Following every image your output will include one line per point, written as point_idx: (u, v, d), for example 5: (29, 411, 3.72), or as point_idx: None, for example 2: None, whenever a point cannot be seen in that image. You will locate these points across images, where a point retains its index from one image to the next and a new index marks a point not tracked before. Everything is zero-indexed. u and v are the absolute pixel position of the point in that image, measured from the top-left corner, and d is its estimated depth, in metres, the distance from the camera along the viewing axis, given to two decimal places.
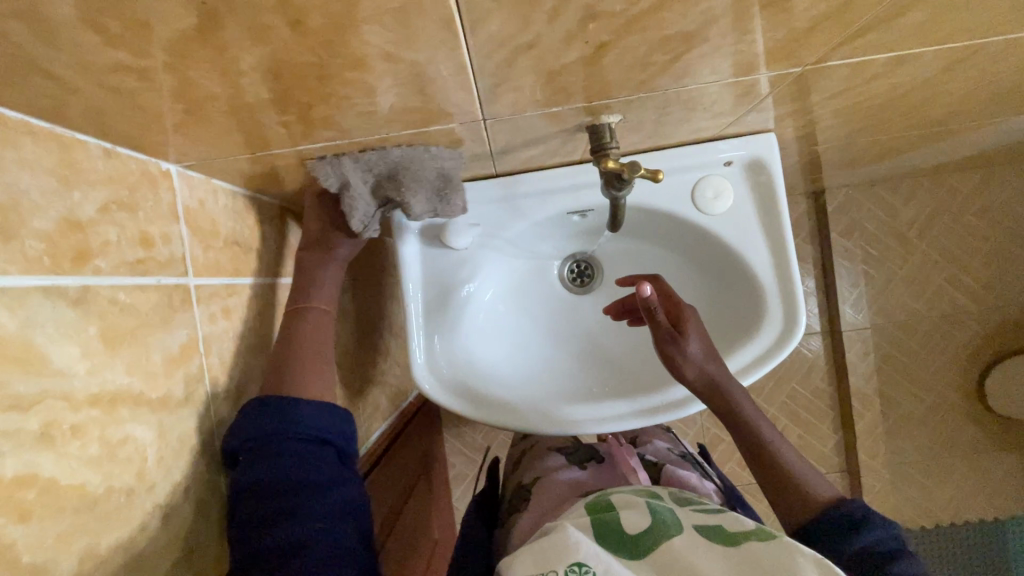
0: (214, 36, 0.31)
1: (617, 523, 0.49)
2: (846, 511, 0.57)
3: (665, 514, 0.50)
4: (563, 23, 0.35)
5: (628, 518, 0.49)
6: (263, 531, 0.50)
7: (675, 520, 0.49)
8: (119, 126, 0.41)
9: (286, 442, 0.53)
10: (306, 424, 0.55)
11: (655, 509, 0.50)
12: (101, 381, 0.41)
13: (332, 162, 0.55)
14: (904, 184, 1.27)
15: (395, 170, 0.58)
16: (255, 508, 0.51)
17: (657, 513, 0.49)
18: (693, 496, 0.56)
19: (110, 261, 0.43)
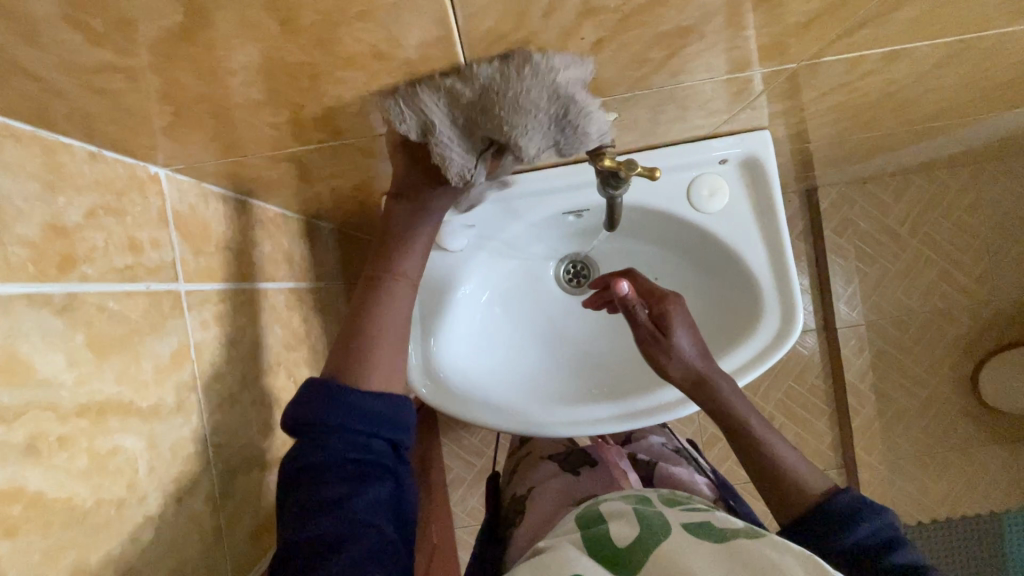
0: (201, 35, 0.30)
1: (607, 534, 0.48)
2: (840, 506, 0.57)
3: (653, 517, 0.49)
4: (558, 20, 0.34)
5: (617, 529, 0.49)
6: (312, 518, 0.49)
7: (663, 521, 0.49)
8: (106, 129, 0.40)
9: (342, 435, 0.52)
10: (362, 415, 0.52)
11: (643, 515, 0.50)
12: (89, 391, 0.40)
13: (406, 99, 0.41)
14: (894, 181, 1.28)
15: (487, 99, 0.40)
16: (304, 496, 0.50)
17: (645, 518, 0.49)
18: (681, 496, 0.56)
19: (97, 268, 0.42)
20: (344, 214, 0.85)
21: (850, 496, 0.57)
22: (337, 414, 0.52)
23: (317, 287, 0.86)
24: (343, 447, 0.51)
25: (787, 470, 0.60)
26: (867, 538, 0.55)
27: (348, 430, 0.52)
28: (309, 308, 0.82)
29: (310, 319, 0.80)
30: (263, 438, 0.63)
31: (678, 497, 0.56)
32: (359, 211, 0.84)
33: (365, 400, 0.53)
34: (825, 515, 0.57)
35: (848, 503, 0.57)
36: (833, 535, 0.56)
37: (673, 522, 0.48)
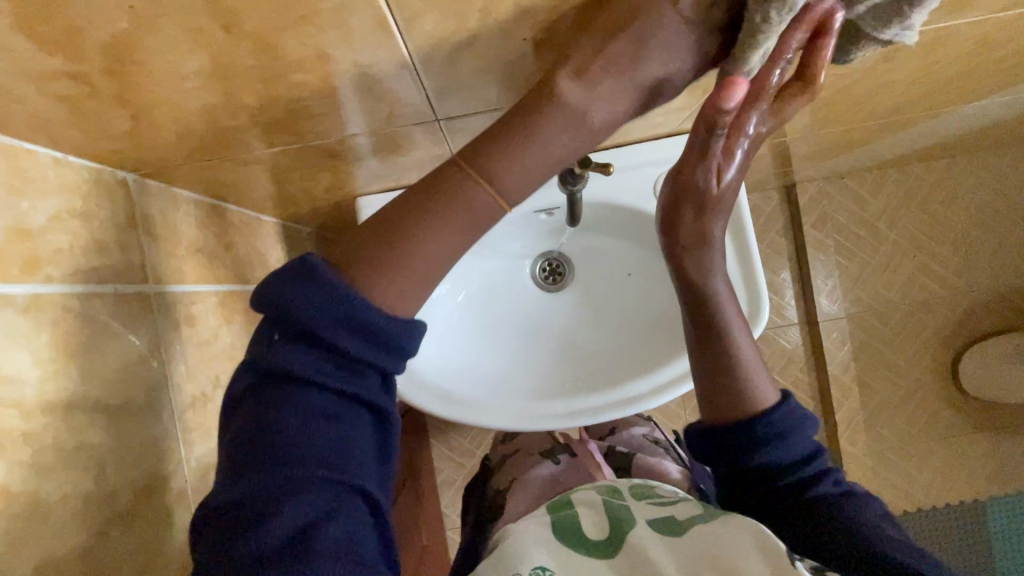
0: (147, 41, 0.31)
1: (576, 524, 0.49)
2: (782, 424, 0.47)
3: (619, 511, 0.50)
4: (496, 21, 0.36)
5: (587, 521, 0.49)
6: (267, 463, 0.36)
7: (627, 514, 0.49)
8: (69, 135, 0.42)
9: (326, 358, 0.37)
10: (359, 336, 0.37)
11: (612, 510, 0.50)
12: (55, 388, 0.41)
13: None
14: (870, 175, 1.31)
15: None
16: (259, 417, 0.37)
17: (611, 512, 0.50)
18: (650, 486, 0.56)
19: (63, 270, 0.43)
20: (323, 218, 0.87)
21: (792, 410, 0.47)
22: (317, 311, 0.36)
23: None
24: (313, 367, 0.37)
25: (746, 388, 0.47)
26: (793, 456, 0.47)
27: (332, 347, 0.37)
28: None
29: None
30: None
31: (646, 486, 0.56)
32: (337, 214, 0.86)
33: (371, 312, 0.37)
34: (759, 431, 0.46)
35: (787, 418, 0.47)
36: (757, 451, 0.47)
37: (637, 516, 0.49)
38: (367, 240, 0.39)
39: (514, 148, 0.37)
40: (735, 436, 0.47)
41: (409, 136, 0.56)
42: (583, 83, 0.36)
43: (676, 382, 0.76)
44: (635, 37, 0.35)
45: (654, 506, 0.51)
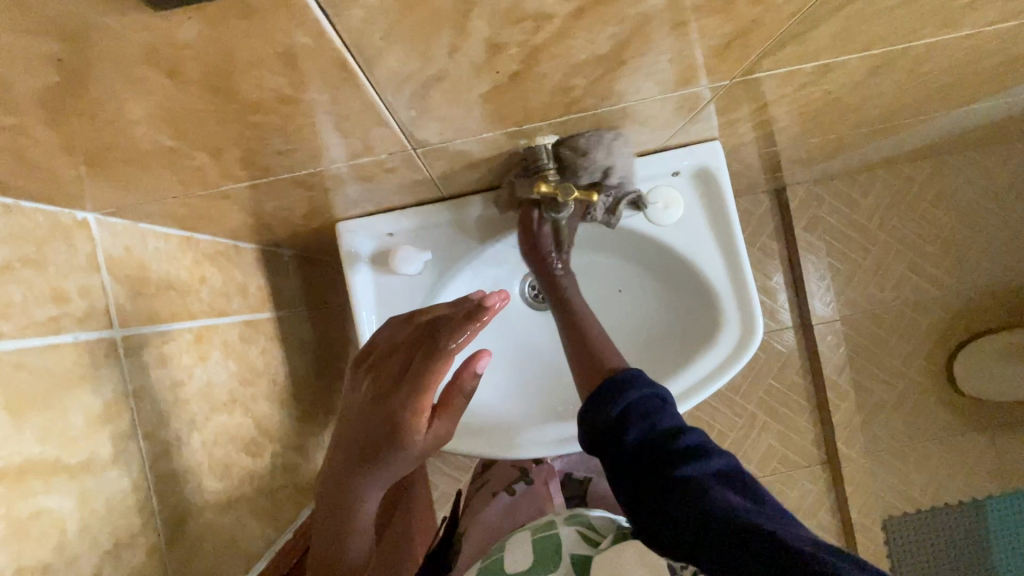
0: (87, 91, 0.29)
1: (502, 562, 0.61)
2: (633, 405, 0.58)
3: (551, 545, 0.62)
4: (467, 57, 0.34)
5: (513, 556, 0.62)
6: None
7: (556, 550, 0.62)
8: (16, 182, 0.39)
9: None
10: None
11: (537, 541, 0.63)
12: (7, 454, 0.38)
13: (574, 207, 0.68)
14: (860, 176, 1.29)
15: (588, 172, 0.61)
16: None
17: (545, 547, 0.62)
18: (584, 515, 0.68)
19: (15, 323, 0.41)
20: (304, 240, 0.84)
21: (641, 395, 0.58)
22: None
23: (279, 315, 0.85)
24: None
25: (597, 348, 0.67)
26: (654, 428, 0.56)
27: None
28: (270, 338, 0.80)
29: (270, 350, 0.79)
30: (215, 479, 0.61)
31: (581, 514, 0.68)
32: (317, 237, 0.83)
33: None
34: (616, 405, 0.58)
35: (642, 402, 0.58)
36: (623, 428, 0.56)
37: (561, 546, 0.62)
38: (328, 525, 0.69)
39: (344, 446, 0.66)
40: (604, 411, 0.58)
41: (385, 164, 0.54)
42: (347, 419, 0.66)
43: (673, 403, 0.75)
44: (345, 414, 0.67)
45: (581, 538, 0.63)
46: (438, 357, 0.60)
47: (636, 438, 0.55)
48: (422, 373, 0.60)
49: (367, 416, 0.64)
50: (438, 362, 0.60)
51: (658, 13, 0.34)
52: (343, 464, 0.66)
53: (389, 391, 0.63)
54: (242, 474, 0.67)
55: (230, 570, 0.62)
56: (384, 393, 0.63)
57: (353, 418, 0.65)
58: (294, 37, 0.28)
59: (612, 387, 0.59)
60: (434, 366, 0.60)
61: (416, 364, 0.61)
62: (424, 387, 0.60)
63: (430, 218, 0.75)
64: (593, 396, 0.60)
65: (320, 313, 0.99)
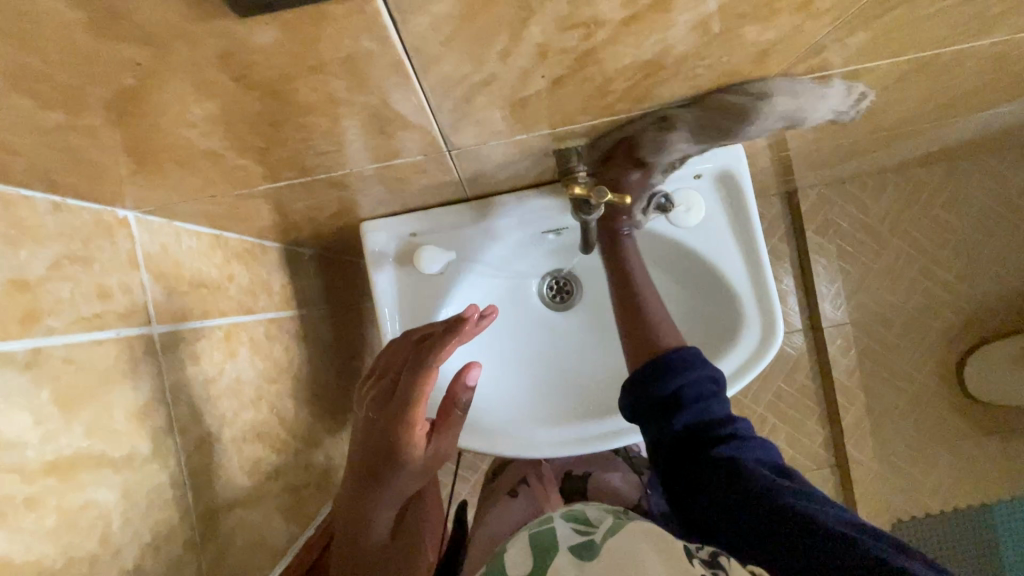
0: (155, 93, 0.30)
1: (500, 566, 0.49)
2: (687, 386, 0.60)
3: (548, 540, 0.51)
4: (516, 62, 0.35)
5: (511, 559, 0.50)
6: None
7: (553, 543, 0.50)
8: (67, 180, 0.40)
9: None
10: None
11: (535, 541, 0.52)
12: (58, 447, 0.39)
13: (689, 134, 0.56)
14: (873, 180, 1.30)
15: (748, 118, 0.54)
16: None
17: (541, 543, 0.51)
18: (580, 513, 0.59)
19: (63, 319, 0.42)
20: (325, 240, 0.85)
21: (696, 376, 0.60)
22: None
23: (300, 314, 0.85)
24: None
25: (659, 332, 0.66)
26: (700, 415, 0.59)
27: None
28: (292, 336, 0.81)
29: (292, 348, 0.79)
30: (243, 475, 0.62)
31: (578, 514, 0.59)
32: (338, 236, 0.84)
33: None
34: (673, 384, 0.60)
35: (695, 385, 0.60)
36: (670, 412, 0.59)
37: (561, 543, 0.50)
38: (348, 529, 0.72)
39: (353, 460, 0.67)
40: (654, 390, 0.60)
41: (418, 166, 0.55)
42: (353, 435, 0.67)
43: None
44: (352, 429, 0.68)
45: (576, 532, 0.53)
46: (424, 371, 0.60)
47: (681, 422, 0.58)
48: (413, 389, 0.61)
49: (372, 430, 0.65)
50: (425, 376, 0.60)
51: (705, 20, 0.35)
52: (358, 481, 0.67)
53: (387, 407, 0.63)
54: (268, 471, 0.68)
55: (256, 566, 0.63)
56: (378, 410, 0.64)
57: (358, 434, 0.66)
58: (358, 43, 0.28)
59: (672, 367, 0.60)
60: (422, 383, 0.60)
61: (402, 382, 0.62)
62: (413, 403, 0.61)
63: (453, 218, 0.76)
64: (639, 374, 0.62)
65: (338, 312, 1.00)
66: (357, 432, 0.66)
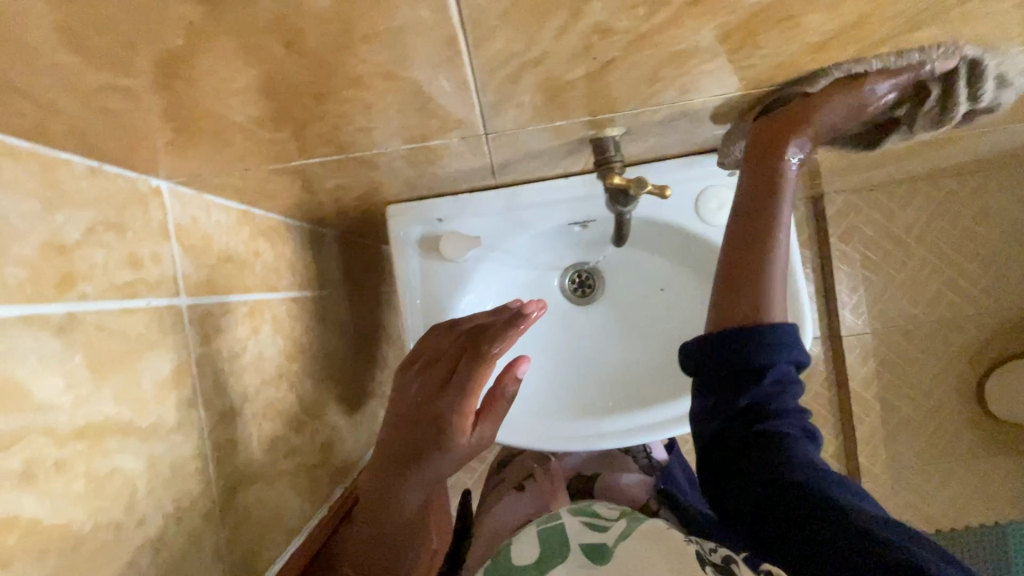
0: (206, 56, 0.29)
1: (509, 558, 0.52)
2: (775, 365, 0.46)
3: (557, 538, 0.53)
4: (571, 41, 0.34)
5: (519, 552, 0.53)
6: None
7: (563, 543, 0.52)
8: (104, 145, 0.39)
9: None
10: None
11: (544, 537, 0.54)
12: (88, 412, 0.39)
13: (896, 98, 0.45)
14: (903, 188, 1.26)
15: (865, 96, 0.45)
16: None
17: (550, 541, 0.53)
18: (591, 506, 0.59)
19: (96, 285, 0.41)
20: (348, 221, 0.85)
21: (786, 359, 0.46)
22: None
23: (323, 295, 0.85)
24: None
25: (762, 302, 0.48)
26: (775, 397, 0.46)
27: None
28: (313, 316, 0.81)
29: (312, 328, 0.79)
30: (262, 451, 0.62)
31: (587, 505, 0.60)
32: (363, 218, 0.83)
33: None
34: (765, 359, 0.46)
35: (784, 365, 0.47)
36: (735, 385, 0.47)
37: (572, 540, 0.52)
38: (369, 518, 0.71)
39: (390, 447, 0.66)
40: (730, 358, 0.47)
41: (452, 149, 0.54)
42: (394, 419, 0.66)
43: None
44: (392, 413, 0.67)
45: (589, 529, 0.54)
46: (483, 362, 0.61)
47: (749, 402, 0.47)
48: (472, 378, 0.62)
49: (418, 417, 0.64)
50: (483, 366, 0.61)
51: (772, 5, 0.34)
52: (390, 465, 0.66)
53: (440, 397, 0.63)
54: (285, 449, 0.68)
55: (272, 542, 0.63)
56: (432, 395, 0.64)
57: (402, 419, 0.65)
58: (416, 11, 0.27)
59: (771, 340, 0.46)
60: (480, 372, 0.61)
61: (462, 369, 0.63)
62: (469, 391, 0.61)
63: (481, 205, 0.75)
64: (725, 338, 0.47)
65: (358, 295, 1.00)
66: (399, 417, 0.65)
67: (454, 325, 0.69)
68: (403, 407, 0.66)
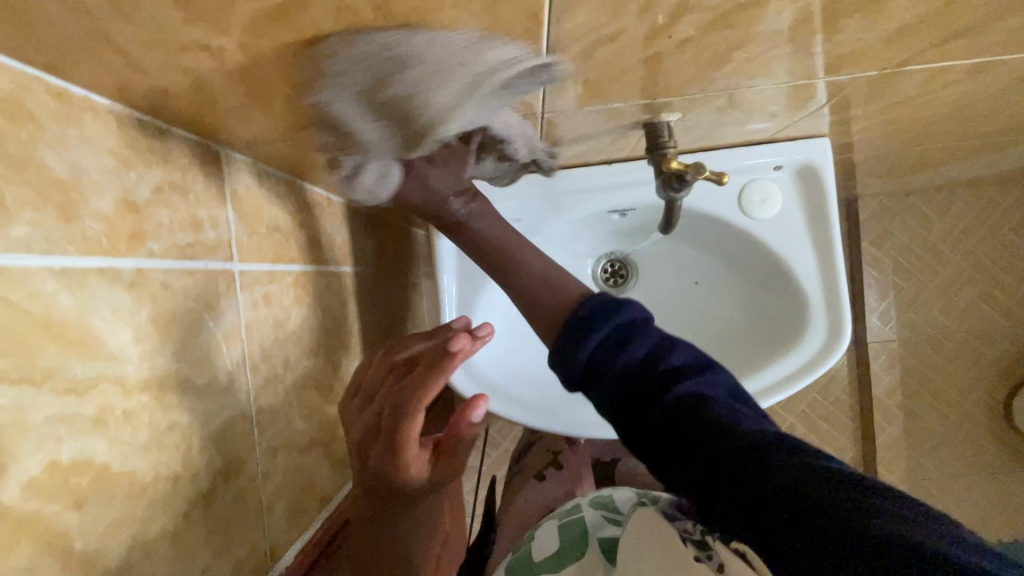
0: (298, 17, 0.30)
1: (532, 551, 0.62)
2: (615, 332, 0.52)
3: (576, 533, 0.62)
4: (652, 17, 0.33)
5: (540, 545, 0.62)
6: None
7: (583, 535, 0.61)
8: (178, 105, 0.40)
9: None
10: None
11: (565, 532, 0.63)
12: (152, 366, 0.40)
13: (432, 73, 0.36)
14: (941, 195, 1.23)
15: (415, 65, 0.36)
16: None
17: (568, 536, 0.62)
18: (608, 497, 0.68)
19: (161, 244, 0.42)
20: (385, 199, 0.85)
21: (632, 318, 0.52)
22: None
23: (358, 271, 0.86)
24: None
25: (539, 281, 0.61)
26: (654, 358, 0.50)
27: None
28: (349, 292, 0.82)
29: (348, 304, 0.80)
30: (300, 420, 0.63)
31: (605, 494, 0.69)
32: None
33: None
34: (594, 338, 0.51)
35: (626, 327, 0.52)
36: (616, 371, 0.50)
37: (592, 533, 0.61)
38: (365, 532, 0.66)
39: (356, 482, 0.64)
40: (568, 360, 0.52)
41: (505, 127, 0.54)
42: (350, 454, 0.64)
43: (758, 395, 0.72)
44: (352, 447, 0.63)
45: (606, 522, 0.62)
46: (409, 417, 0.58)
47: (625, 368, 0.50)
48: (399, 436, 0.58)
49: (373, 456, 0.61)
50: (407, 423, 0.58)
51: None
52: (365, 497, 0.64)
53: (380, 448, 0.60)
54: (321, 419, 0.69)
55: (306, 509, 0.64)
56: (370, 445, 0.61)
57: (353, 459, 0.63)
58: None
59: (605, 312, 0.52)
60: (404, 428, 0.58)
61: (387, 423, 0.59)
62: (400, 448, 0.58)
63: (521, 187, 0.75)
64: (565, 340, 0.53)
65: (389, 275, 1.00)
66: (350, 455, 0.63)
67: (383, 357, 0.64)
68: (359, 441, 0.62)
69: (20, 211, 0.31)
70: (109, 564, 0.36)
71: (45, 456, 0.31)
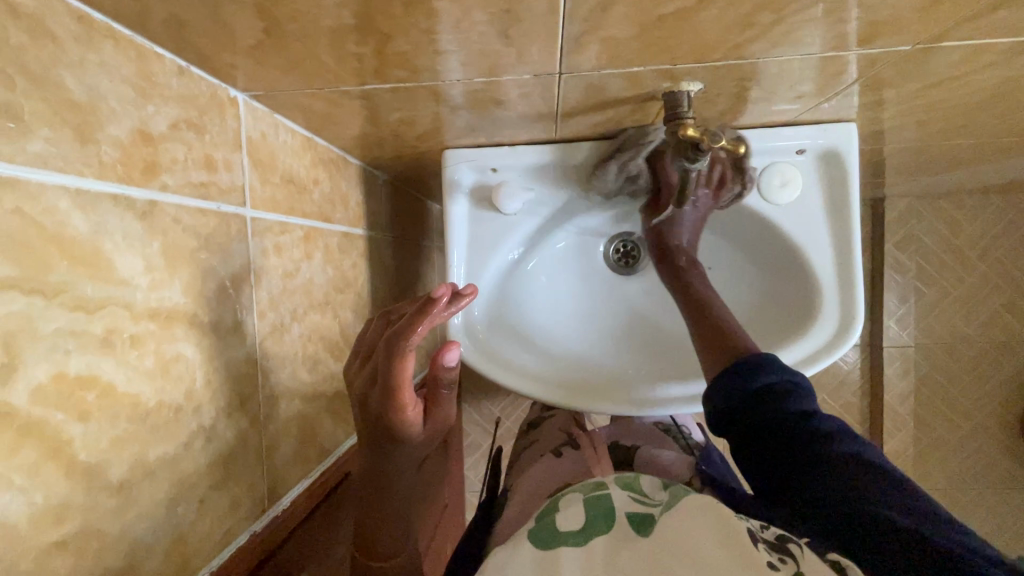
0: None
1: (552, 520, 0.50)
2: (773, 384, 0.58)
3: (603, 507, 0.52)
4: None
5: (563, 517, 0.51)
6: None
7: (609, 510, 0.52)
8: (196, 40, 0.40)
9: None
10: None
11: (590, 505, 0.52)
12: (160, 296, 0.41)
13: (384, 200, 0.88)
14: (970, 199, 1.19)
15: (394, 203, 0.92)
16: None
17: (595, 509, 0.52)
18: (632, 477, 0.59)
19: (175, 179, 0.43)
20: (400, 164, 0.85)
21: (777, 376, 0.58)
22: None
23: (370, 236, 0.86)
24: None
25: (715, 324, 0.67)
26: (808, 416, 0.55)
27: None
28: (360, 255, 0.82)
29: (359, 266, 0.81)
30: (303, 372, 0.64)
31: (629, 477, 0.60)
32: (417, 163, 0.84)
33: None
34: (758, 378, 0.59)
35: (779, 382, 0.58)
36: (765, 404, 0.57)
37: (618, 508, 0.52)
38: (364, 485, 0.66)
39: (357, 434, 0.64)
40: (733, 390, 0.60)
41: (521, 87, 0.53)
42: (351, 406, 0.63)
43: None
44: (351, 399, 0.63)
45: (635, 502, 0.53)
46: (399, 356, 0.56)
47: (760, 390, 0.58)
48: (391, 377, 0.57)
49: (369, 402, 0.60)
50: (398, 363, 0.57)
51: None
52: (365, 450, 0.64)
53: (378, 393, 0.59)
54: (325, 374, 0.70)
55: (304, 460, 0.66)
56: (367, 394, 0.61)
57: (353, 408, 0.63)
58: None
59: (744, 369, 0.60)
60: (394, 369, 0.57)
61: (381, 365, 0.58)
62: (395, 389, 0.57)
63: (535, 159, 0.75)
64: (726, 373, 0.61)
65: (402, 245, 1.01)
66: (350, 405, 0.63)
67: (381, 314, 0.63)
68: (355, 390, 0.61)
69: (37, 127, 0.32)
70: (109, 480, 0.37)
71: (53, 366, 0.32)
